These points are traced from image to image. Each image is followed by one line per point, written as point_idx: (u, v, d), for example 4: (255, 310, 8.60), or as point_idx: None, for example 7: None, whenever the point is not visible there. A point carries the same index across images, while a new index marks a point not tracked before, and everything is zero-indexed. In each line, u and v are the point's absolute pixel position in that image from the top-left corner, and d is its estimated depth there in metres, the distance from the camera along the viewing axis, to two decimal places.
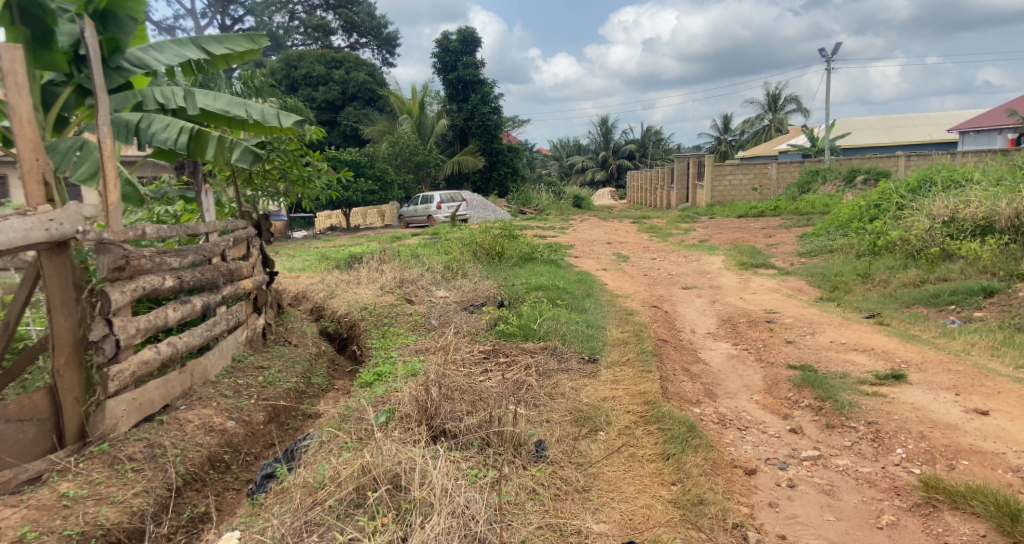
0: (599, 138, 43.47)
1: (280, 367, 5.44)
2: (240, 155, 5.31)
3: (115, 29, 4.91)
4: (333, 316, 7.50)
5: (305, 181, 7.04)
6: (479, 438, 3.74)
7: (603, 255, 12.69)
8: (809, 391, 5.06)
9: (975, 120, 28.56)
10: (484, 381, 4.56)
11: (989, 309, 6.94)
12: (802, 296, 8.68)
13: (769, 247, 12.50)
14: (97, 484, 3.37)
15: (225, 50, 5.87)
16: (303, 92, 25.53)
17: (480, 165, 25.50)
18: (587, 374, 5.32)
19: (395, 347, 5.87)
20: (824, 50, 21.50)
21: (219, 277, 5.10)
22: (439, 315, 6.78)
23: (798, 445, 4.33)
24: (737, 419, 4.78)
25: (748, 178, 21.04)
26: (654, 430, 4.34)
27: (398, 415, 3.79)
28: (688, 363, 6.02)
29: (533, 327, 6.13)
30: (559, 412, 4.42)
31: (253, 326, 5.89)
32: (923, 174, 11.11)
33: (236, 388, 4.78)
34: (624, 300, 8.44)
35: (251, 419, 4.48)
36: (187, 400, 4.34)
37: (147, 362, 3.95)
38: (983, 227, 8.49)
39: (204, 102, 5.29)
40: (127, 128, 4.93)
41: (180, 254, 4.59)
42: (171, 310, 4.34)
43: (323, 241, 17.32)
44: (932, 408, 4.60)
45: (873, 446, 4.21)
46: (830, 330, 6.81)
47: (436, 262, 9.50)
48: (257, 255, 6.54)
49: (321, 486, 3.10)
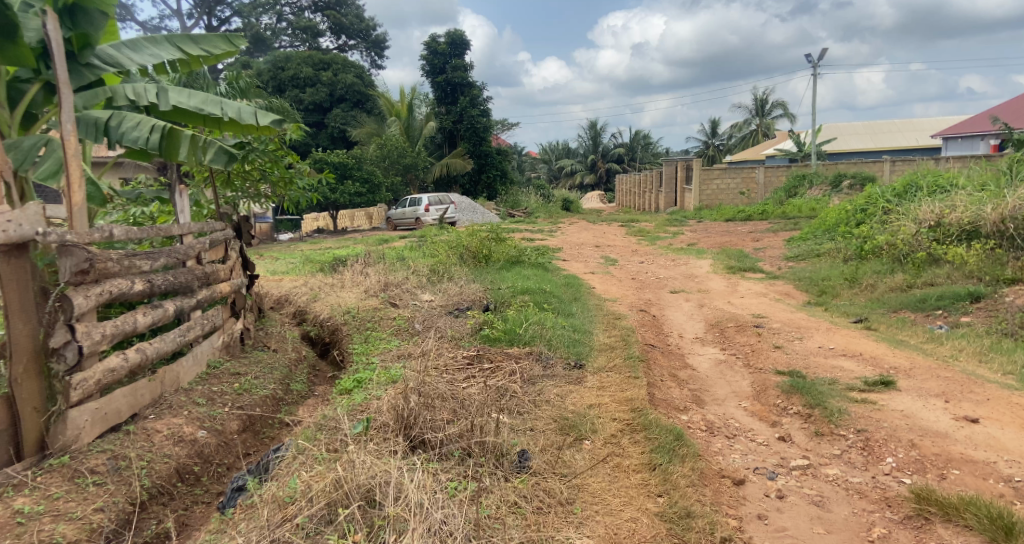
0: (588, 142, 43.44)
1: (257, 373, 5.29)
2: (214, 155, 5.23)
3: (86, 25, 4.75)
4: (316, 320, 7.34)
5: (287, 182, 6.89)
6: (460, 448, 3.62)
7: (591, 258, 12.60)
8: (797, 398, 4.97)
9: (959, 126, 28.79)
10: (467, 387, 4.44)
11: (976, 314, 6.89)
12: (790, 300, 8.62)
13: (757, 251, 12.46)
14: (55, 499, 3.21)
15: (201, 52, 5.71)
16: (290, 93, 25.30)
17: (468, 168, 25.38)
18: (573, 380, 5.21)
19: (377, 352, 5.73)
20: (811, 55, 21.58)
21: (193, 281, 4.96)
22: (423, 319, 6.64)
23: (787, 454, 4.23)
24: (725, 426, 4.69)
25: (736, 182, 21.08)
26: (641, 439, 4.24)
27: (375, 424, 3.65)
28: (675, 369, 5.92)
29: (518, 332, 6.02)
30: (544, 420, 4.30)
31: (231, 331, 5.73)
32: (910, 179, 11.11)
33: (210, 396, 4.62)
34: (611, 304, 8.33)
35: (224, 428, 4.33)
36: (157, 409, 4.19)
37: (114, 370, 3.79)
38: (969, 231, 8.47)
39: (177, 100, 5.15)
40: (95, 127, 4.77)
41: (151, 257, 4.45)
42: (141, 315, 4.18)
43: (309, 244, 17.12)
44: (921, 416, 4.52)
45: (863, 454, 4.12)
46: (818, 335, 6.74)
47: (421, 265, 9.36)
48: (236, 258, 6.40)
49: (292, 500, 2.97)
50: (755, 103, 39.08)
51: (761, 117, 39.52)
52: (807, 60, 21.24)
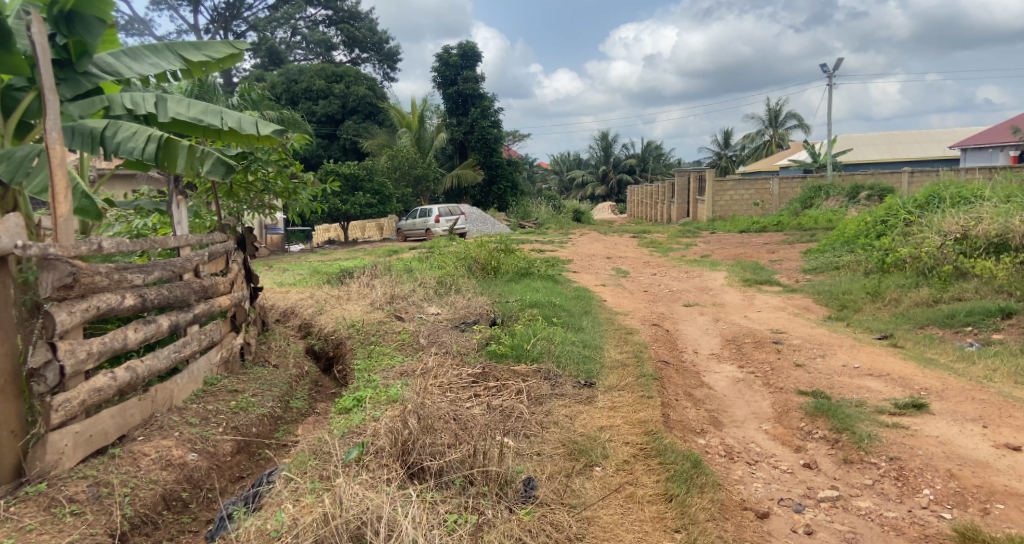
0: (600, 153, 43.27)
1: (256, 391, 5.08)
2: (212, 167, 4.93)
3: (82, 32, 4.58)
4: (320, 333, 7.14)
5: (290, 192, 6.71)
6: (462, 476, 3.37)
7: (603, 270, 12.36)
8: (823, 422, 4.69)
9: (978, 137, 28.34)
10: (470, 409, 4.21)
11: (1008, 331, 6.58)
12: (809, 315, 8.32)
13: (773, 263, 12.17)
14: (28, 531, 3.01)
15: (203, 59, 5.52)
16: (302, 106, 25.31)
17: (479, 178, 25.27)
18: (583, 400, 4.95)
19: (380, 369, 5.50)
20: (825, 66, 21.37)
21: (190, 295, 4.76)
22: (429, 333, 6.40)
23: (814, 483, 3.95)
24: (745, 451, 4.41)
25: (750, 193, 20.84)
26: (655, 466, 3.99)
27: (370, 449, 3.43)
28: (691, 387, 5.65)
29: (526, 348, 5.79)
30: (551, 444, 4.06)
31: (230, 346, 5.51)
32: (932, 190, 10.79)
33: (204, 415, 4.41)
34: (623, 318, 8.08)
35: (218, 450, 4.12)
36: (146, 429, 3.97)
37: (101, 390, 3.61)
38: (997, 244, 8.17)
39: (176, 110, 4.98)
40: (90, 137, 4.58)
41: (144, 271, 4.26)
42: (132, 330, 4.00)
43: (320, 255, 16.97)
44: (959, 443, 4.23)
45: (897, 485, 3.84)
46: (841, 352, 6.44)
47: (429, 277, 9.14)
48: (238, 270, 6.24)
49: (278, 536, 2.75)
50: (769, 114, 38.78)
51: (774, 128, 39.26)
52: (822, 70, 21.01)
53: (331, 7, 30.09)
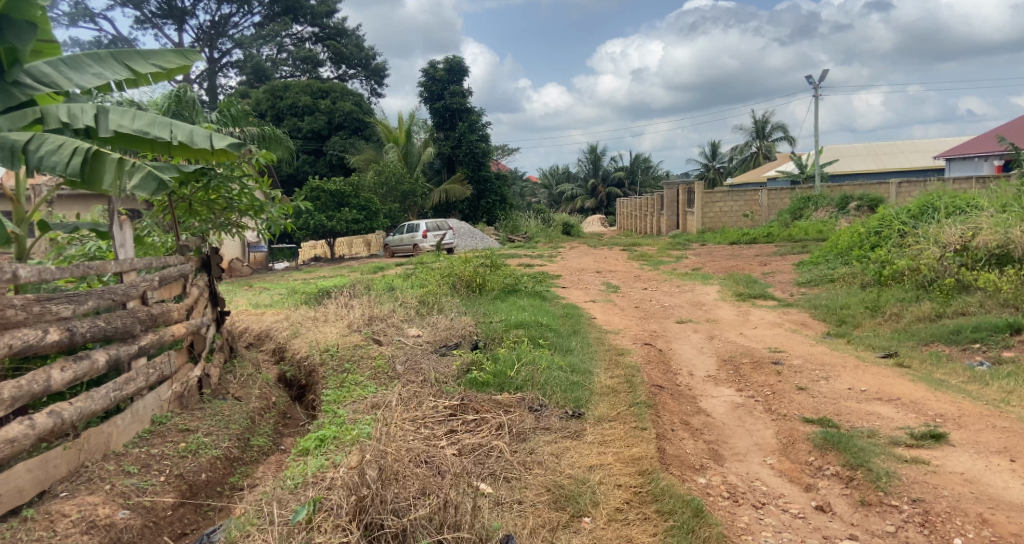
0: (589, 166, 43.14)
1: (210, 429, 4.59)
2: (141, 181, 4.36)
3: (12, 38, 4.21)
4: (293, 359, 6.69)
5: (257, 209, 6.24)
6: (432, 538, 2.90)
7: (593, 285, 11.97)
8: (834, 456, 4.25)
9: (963, 146, 28.26)
10: (444, 450, 3.77)
11: (1019, 348, 6.19)
12: (807, 331, 7.91)
13: (766, 275, 11.82)
14: None
15: (152, 68, 5.17)
16: (288, 122, 24.93)
17: (467, 193, 24.88)
18: (571, 434, 4.49)
19: (349, 401, 5.01)
20: (812, 77, 21.21)
21: (134, 325, 4.26)
22: (405, 359, 5.91)
23: (830, 532, 3.51)
24: (751, 492, 3.96)
25: (739, 204, 20.50)
26: (652, 515, 3.54)
27: (322, 507, 2.98)
28: (687, 415, 5.21)
29: (510, 374, 5.36)
30: (535, 490, 3.61)
31: (185, 380, 5.00)
32: (926, 199, 10.45)
33: (145, 462, 3.93)
34: (613, 337, 7.63)
35: (155, 504, 3.64)
36: (71, 483, 3.50)
37: (13, 441, 3.15)
38: (998, 255, 7.82)
39: (118, 122, 4.49)
40: (10, 151, 4.10)
41: (73, 300, 3.83)
42: (57, 369, 3.52)
43: (303, 273, 16.47)
44: (987, 482, 3.82)
45: (923, 533, 3.42)
46: (846, 374, 5.99)
47: (410, 296, 8.68)
48: (199, 293, 5.80)
49: None
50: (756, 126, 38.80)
51: (761, 140, 39.25)
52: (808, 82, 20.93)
53: (317, 24, 29.94)
